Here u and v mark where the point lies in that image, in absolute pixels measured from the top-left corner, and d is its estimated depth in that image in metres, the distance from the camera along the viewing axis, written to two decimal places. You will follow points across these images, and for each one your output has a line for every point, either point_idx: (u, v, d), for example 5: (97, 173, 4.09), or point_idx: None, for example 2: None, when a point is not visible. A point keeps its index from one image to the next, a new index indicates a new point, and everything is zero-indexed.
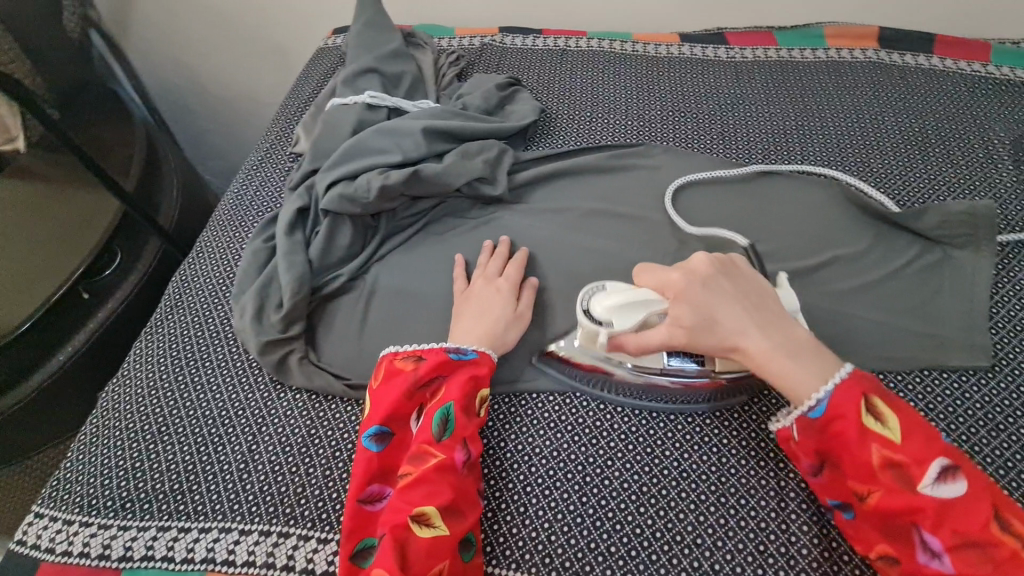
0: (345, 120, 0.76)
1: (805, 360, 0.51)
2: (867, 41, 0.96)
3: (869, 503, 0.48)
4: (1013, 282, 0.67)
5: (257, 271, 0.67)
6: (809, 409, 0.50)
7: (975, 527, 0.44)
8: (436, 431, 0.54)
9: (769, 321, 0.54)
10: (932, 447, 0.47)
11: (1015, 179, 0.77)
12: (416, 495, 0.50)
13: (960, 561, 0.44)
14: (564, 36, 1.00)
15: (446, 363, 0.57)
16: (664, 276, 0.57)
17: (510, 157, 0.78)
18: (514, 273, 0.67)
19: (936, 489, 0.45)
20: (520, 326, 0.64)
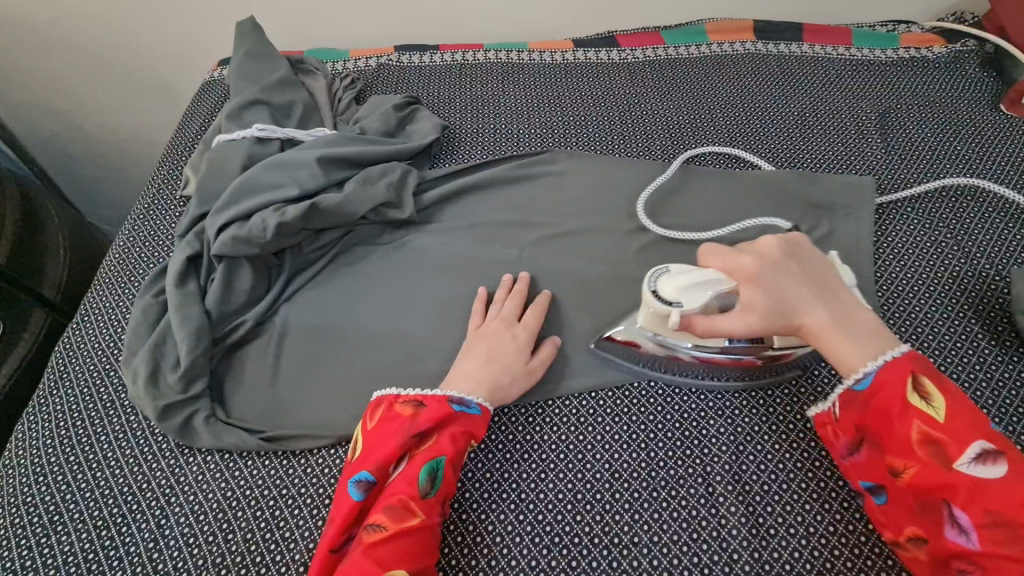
0: (233, 157, 0.72)
1: (867, 336, 0.52)
2: (744, 34, 1.02)
3: (903, 479, 0.48)
4: (890, 245, 0.73)
5: (149, 330, 0.62)
6: (855, 381, 0.51)
7: (1010, 509, 0.44)
8: (424, 487, 0.51)
9: (835, 300, 0.53)
10: (973, 428, 0.47)
11: (885, 150, 0.83)
12: (389, 556, 0.47)
13: (989, 538, 0.44)
14: (460, 49, 1.00)
15: (448, 414, 0.55)
16: (732, 262, 0.54)
17: (415, 178, 0.76)
18: (532, 321, 0.65)
19: (972, 467, 0.46)
20: (528, 382, 0.61)
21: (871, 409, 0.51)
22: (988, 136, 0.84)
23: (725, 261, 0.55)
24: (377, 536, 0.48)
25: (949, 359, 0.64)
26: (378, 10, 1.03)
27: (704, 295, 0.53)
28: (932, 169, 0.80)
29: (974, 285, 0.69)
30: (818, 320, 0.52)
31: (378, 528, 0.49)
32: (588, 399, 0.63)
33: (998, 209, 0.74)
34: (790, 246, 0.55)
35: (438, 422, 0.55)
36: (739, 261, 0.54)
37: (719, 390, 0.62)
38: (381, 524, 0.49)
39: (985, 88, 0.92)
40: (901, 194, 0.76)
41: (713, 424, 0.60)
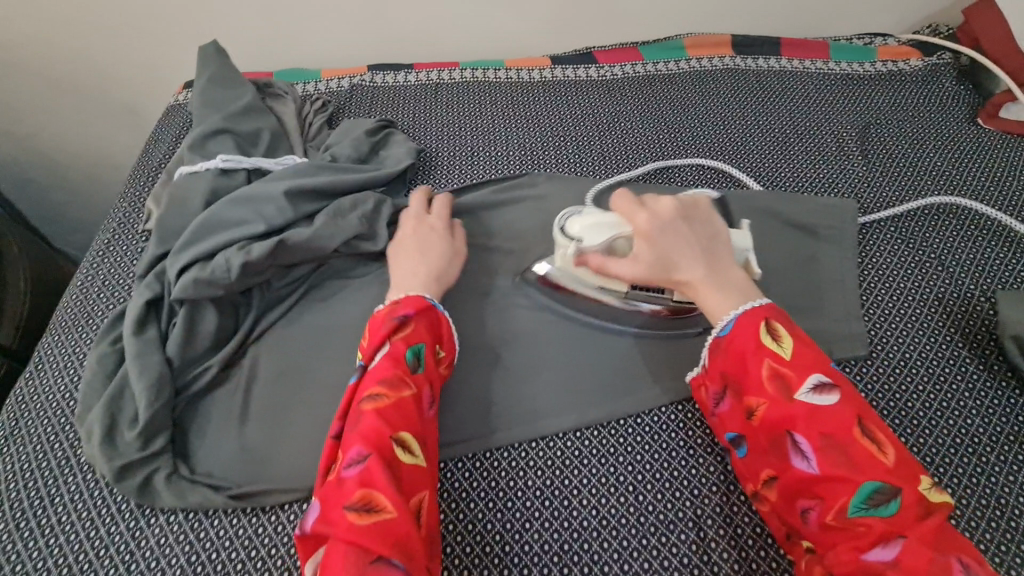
0: (196, 190, 0.69)
1: (735, 292, 0.56)
2: (723, 49, 1.01)
3: (756, 416, 0.51)
4: (874, 266, 0.72)
5: (106, 381, 0.59)
6: (719, 327, 0.55)
7: (840, 431, 0.47)
8: (412, 365, 0.54)
9: (711, 261, 0.58)
10: (815, 362, 0.50)
11: (867, 167, 0.83)
12: (395, 420, 0.50)
13: (826, 460, 0.46)
14: (435, 69, 0.98)
15: (422, 305, 0.58)
16: (631, 214, 0.59)
17: (389, 207, 0.72)
18: (442, 213, 0.71)
19: (810, 396, 0.49)
20: (459, 261, 0.68)
21: (729, 353, 0.54)
22: (966, 150, 0.84)
23: (625, 214, 0.59)
24: (378, 404, 0.50)
25: (939, 385, 0.62)
26: (349, 28, 1.00)
27: (603, 234, 0.59)
28: (913, 185, 0.79)
29: (960, 306, 0.68)
30: (692, 275, 0.57)
31: (377, 399, 0.51)
32: (573, 439, 0.60)
33: (980, 228, 0.74)
34: (686, 207, 0.60)
35: (414, 310, 0.57)
36: (637, 216, 0.58)
37: (707, 426, 0.61)
38: (380, 395, 0.51)
39: (962, 101, 0.92)
40: (883, 213, 0.76)
41: (701, 462, 0.58)
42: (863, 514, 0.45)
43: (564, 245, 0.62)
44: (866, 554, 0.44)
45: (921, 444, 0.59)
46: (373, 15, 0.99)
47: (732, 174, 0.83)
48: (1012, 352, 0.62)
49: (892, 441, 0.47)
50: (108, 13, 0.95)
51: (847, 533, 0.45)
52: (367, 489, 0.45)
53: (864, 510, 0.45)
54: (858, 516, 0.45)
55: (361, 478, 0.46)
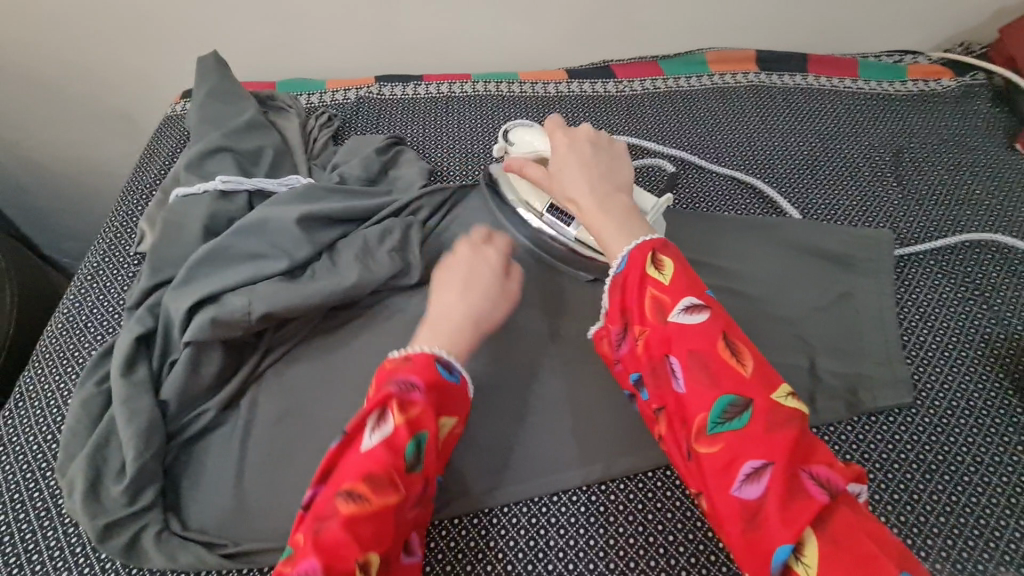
0: (192, 215, 0.64)
1: (619, 218, 0.54)
2: (747, 64, 0.97)
3: (641, 347, 0.49)
4: (914, 302, 0.67)
5: (91, 426, 0.54)
6: (614, 263, 0.52)
7: (707, 351, 0.45)
8: (408, 461, 0.45)
9: (607, 187, 0.57)
10: (687, 285, 0.48)
11: (901, 194, 0.79)
12: (367, 535, 0.42)
13: (693, 381, 0.45)
14: (447, 81, 0.93)
15: (432, 372, 0.49)
16: (556, 130, 0.63)
17: (417, 231, 0.69)
18: (501, 249, 0.66)
19: (682, 319, 0.47)
20: (504, 305, 0.63)
21: (618, 287, 0.51)
22: (1004, 179, 0.80)
23: (536, 146, 0.62)
24: (355, 509, 0.42)
25: (987, 437, 0.58)
26: (355, 37, 0.96)
27: None
28: (952, 216, 0.75)
29: (1006, 349, 0.64)
30: (582, 194, 0.56)
31: (355, 500, 0.42)
32: (598, 492, 0.56)
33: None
34: (593, 141, 0.61)
35: (421, 379, 0.48)
36: (557, 133, 0.62)
37: None
38: (359, 496, 0.43)
39: (998, 124, 0.88)
40: (922, 245, 0.71)
41: None
42: (722, 430, 0.43)
43: (501, 146, 0.69)
44: (734, 484, 0.42)
45: (972, 504, 0.55)
46: (380, 24, 0.94)
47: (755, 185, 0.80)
48: None
49: (754, 355, 0.46)
50: (100, 15, 0.90)
51: (708, 453, 0.43)
52: None
53: (720, 425, 0.43)
54: (717, 433, 0.43)
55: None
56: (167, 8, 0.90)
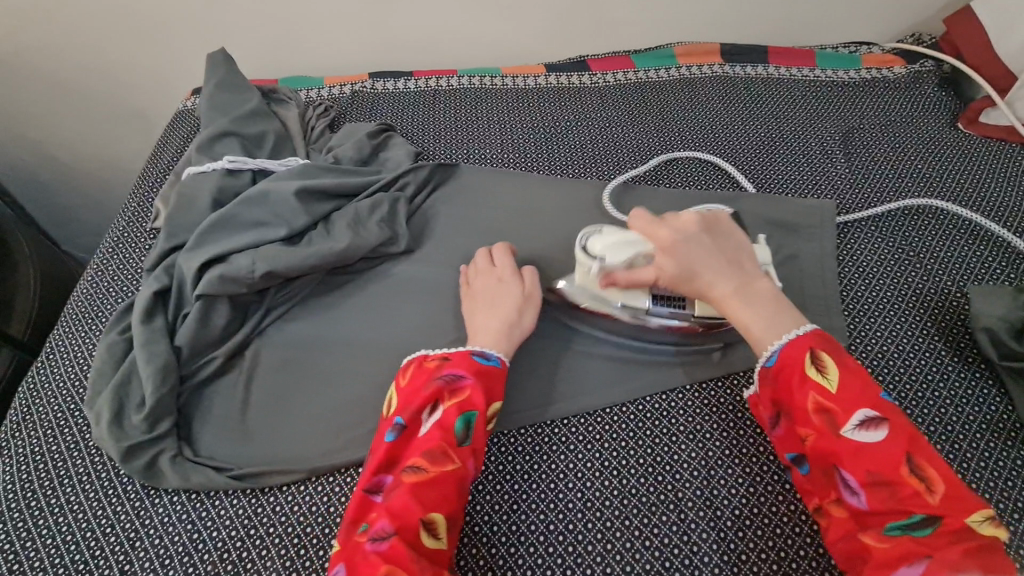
0: (202, 190, 0.72)
1: (767, 310, 0.56)
2: (712, 56, 1.04)
3: (807, 445, 0.52)
4: (854, 262, 0.74)
5: (114, 368, 0.62)
6: (766, 358, 0.55)
7: (887, 467, 0.47)
8: (458, 436, 0.53)
9: (739, 274, 0.58)
10: (863, 397, 0.50)
11: (848, 169, 0.85)
12: (432, 498, 0.49)
13: (874, 494, 0.48)
14: (434, 75, 1.01)
15: (471, 364, 0.58)
16: (652, 229, 0.59)
17: (404, 205, 0.77)
18: (504, 262, 0.69)
19: (856, 432, 0.49)
20: (532, 308, 0.66)
21: (778, 386, 0.54)
22: (944, 155, 0.86)
23: (647, 231, 0.59)
24: (418, 478, 0.50)
25: (914, 376, 0.65)
26: (351, 37, 1.04)
27: (626, 251, 0.60)
28: (894, 187, 0.82)
29: (937, 301, 0.70)
30: (722, 287, 0.57)
31: (419, 471, 0.51)
32: (561, 426, 0.63)
33: (958, 227, 0.77)
34: (710, 223, 0.60)
35: (465, 372, 0.57)
36: (658, 232, 0.58)
37: (690, 413, 0.63)
38: (419, 467, 0.51)
39: (944, 108, 0.95)
40: (863, 213, 0.78)
41: (683, 447, 0.61)
42: (900, 536, 0.46)
43: (586, 262, 0.63)
44: (894, 574, 0.45)
45: None
46: (373, 25, 1.02)
47: (708, 161, 0.88)
48: (984, 344, 0.63)
49: (942, 473, 0.47)
50: (118, 19, 0.99)
51: (878, 546, 0.47)
52: (391, 566, 0.45)
53: (899, 529, 0.46)
54: (894, 536, 0.46)
55: (386, 553, 0.46)
56: (178, 12, 0.99)
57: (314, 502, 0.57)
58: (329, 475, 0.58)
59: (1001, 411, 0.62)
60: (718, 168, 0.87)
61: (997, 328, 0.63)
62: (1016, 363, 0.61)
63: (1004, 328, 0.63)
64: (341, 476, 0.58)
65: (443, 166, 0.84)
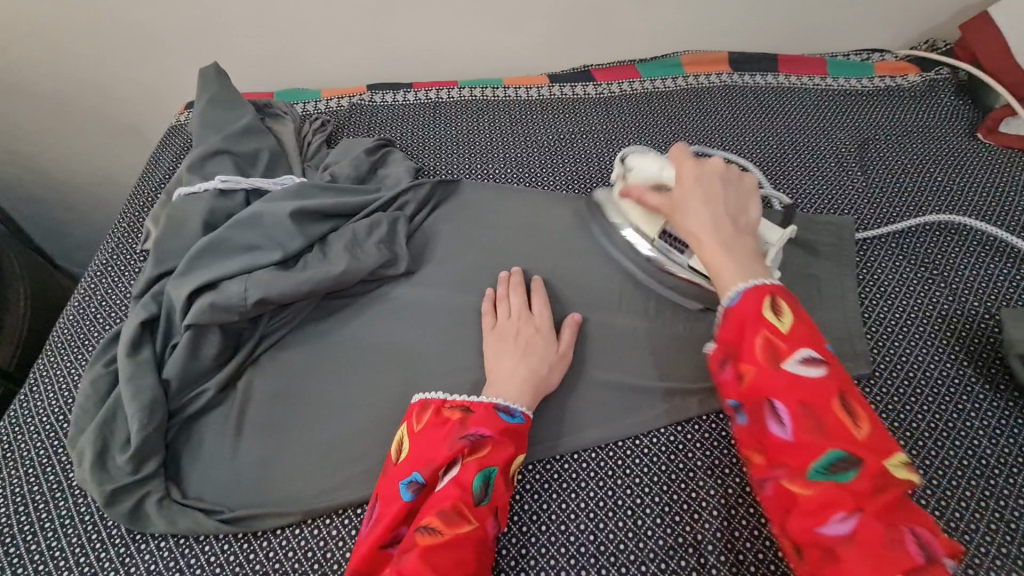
0: (193, 212, 0.69)
1: (744, 260, 0.53)
2: (720, 65, 1.01)
3: (741, 383, 0.48)
4: (875, 282, 0.71)
5: (99, 403, 0.58)
6: (726, 299, 0.51)
7: (822, 404, 0.44)
8: (477, 496, 0.50)
9: (730, 225, 0.56)
10: (808, 335, 0.47)
11: (865, 182, 0.82)
12: (446, 563, 0.46)
13: (803, 433, 0.44)
14: (434, 87, 0.98)
15: (496, 421, 0.54)
16: (681, 164, 0.62)
17: (404, 225, 0.74)
18: (542, 309, 0.67)
19: (798, 368, 0.46)
20: (565, 364, 0.63)
21: (725, 318, 0.50)
22: (965, 167, 0.83)
23: (675, 160, 0.64)
24: (432, 540, 0.47)
25: (944, 404, 0.61)
26: (348, 48, 1.01)
27: (651, 173, 0.67)
28: (914, 201, 0.79)
29: (964, 324, 0.67)
30: (708, 232, 0.55)
31: (433, 533, 0.47)
32: (571, 461, 0.60)
33: (982, 245, 0.73)
34: (731, 176, 0.60)
35: (490, 430, 0.53)
36: (683, 166, 0.62)
37: (707, 446, 0.60)
38: (434, 527, 0.48)
39: (962, 117, 0.92)
40: (883, 229, 0.75)
41: (700, 484, 0.57)
42: (824, 480, 0.43)
43: (620, 171, 0.71)
44: (822, 523, 0.43)
45: (926, 466, 0.57)
46: (371, 36, 1.00)
47: None
48: (1019, 372, 0.60)
49: (871, 416, 0.45)
50: (110, 32, 0.96)
51: (805, 494, 0.44)
52: None
53: (824, 475, 0.43)
54: (817, 481, 0.43)
55: None
56: (170, 23, 0.96)
57: (310, 548, 0.54)
58: (326, 516, 0.55)
59: None
60: None
61: None
62: None
63: None
64: (339, 518, 0.55)
65: (444, 182, 0.81)
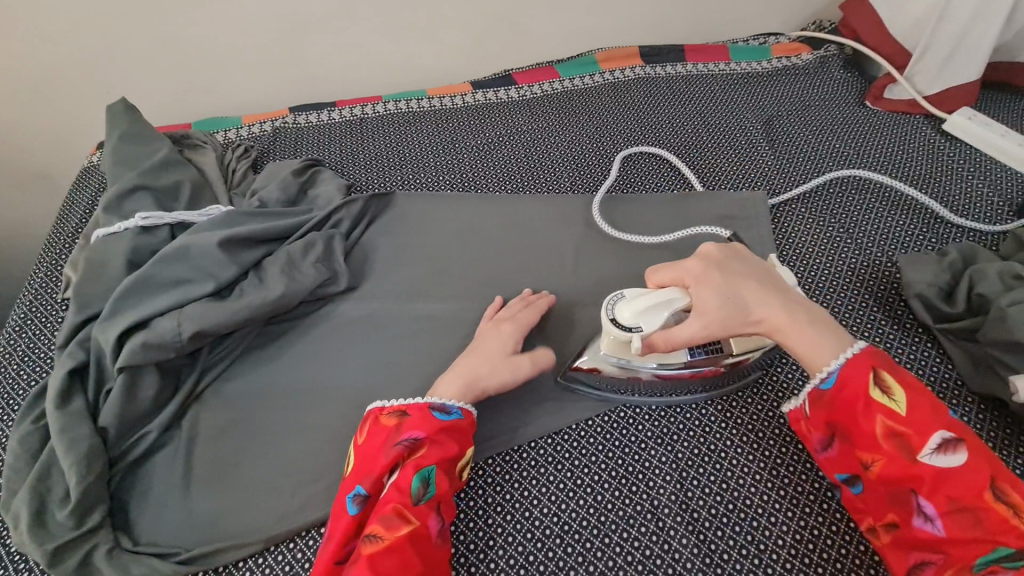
0: (115, 252, 0.67)
1: (818, 327, 0.53)
2: (632, 59, 1.06)
3: (873, 473, 0.49)
4: (791, 243, 0.77)
5: (31, 462, 0.55)
6: (820, 381, 0.52)
7: (968, 493, 0.45)
8: (414, 495, 0.51)
9: (787, 294, 0.55)
10: (934, 416, 0.48)
11: (773, 155, 0.89)
12: (389, 566, 0.47)
13: (954, 523, 0.45)
14: (358, 104, 0.98)
15: (431, 422, 0.55)
16: (678, 270, 0.57)
17: (340, 242, 0.74)
18: (521, 318, 0.67)
19: (934, 457, 0.47)
20: (509, 374, 0.61)
21: (835, 407, 0.52)
22: (858, 134, 0.91)
23: (675, 280, 0.56)
24: (375, 547, 0.48)
25: None
26: (267, 73, 1.00)
27: (662, 315, 0.55)
28: (817, 168, 0.86)
29: (871, 272, 0.73)
30: (774, 318, 0.54)
31: (375, 538, 0.48)
32: (529, 450, 0.62)
33: (880, 201, 0.81)
34: (731, 250, 0.58)
35: (424, 432, 0.54)
36: (683, 270, 0.57)
37: (656, 417, 0.63)
38: (376, 533, 0.49)
39: (851, 88, 1.00)
40: (792, 194, 0.82)
41: (652, 453, 0.60)
42: (992, 574, 0.43)
43: (621, 335, 0.56)
44: None
45: None
46: (286, 58, 0.99)
47: (640, 162, 0.89)
48: (919, 310, 0.66)
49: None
50: (6, 78, 0.91)
51: None
52: None
53: (991, 570, 0.43)
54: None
55: None
56: (70, 61, 0.92)
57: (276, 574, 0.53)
58: (290, 541, 0.55)
59: (947, 370, 0.64)
60: (651, 167, 0.89)
61: (928, 293, 0.66)
62: (951, 324, 0.64)
63: (934, 293, 0.66)
64: (303, 540, 0.55)
65: (377, 196, 0.82)
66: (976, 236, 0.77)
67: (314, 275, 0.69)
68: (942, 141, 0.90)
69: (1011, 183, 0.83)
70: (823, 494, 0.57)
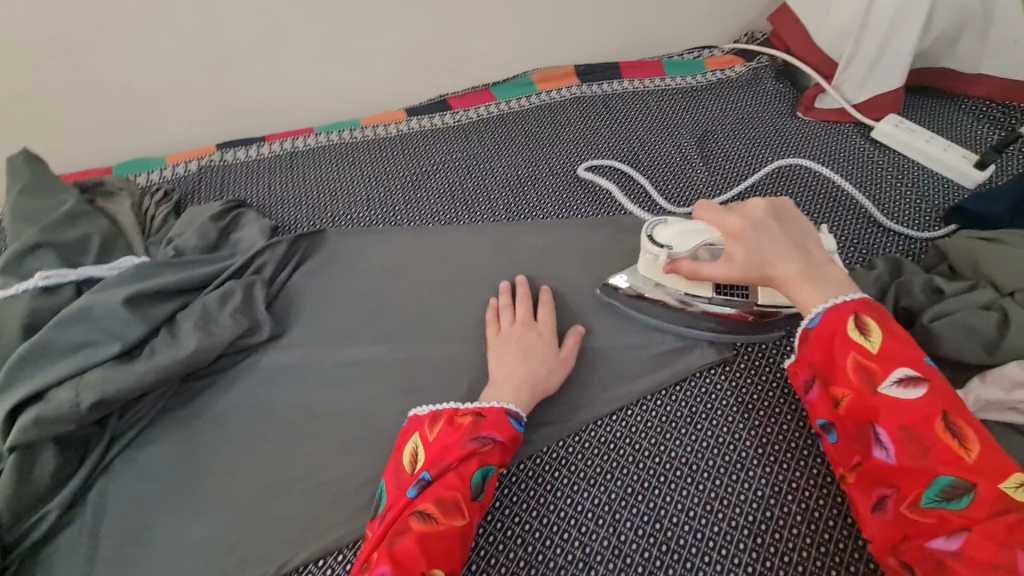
0: (14, 317, 0.63)
1: (832, 286, 0.52)
2: (568, 78, 1.05)
3: (840, 408, 0.49)
4: None
5: None
6: (809, 320, 0.51)
7: (919, 421, 0.44)
8: (474, 489, 0.52)
9: (811, 257, 0.53)
10: (904, 353, 0.47)
11: (707, 173, 0.88)
12: (438, 551, 0.48)
13: (904, 450, 0.45)
14: (289, 138, 0.95)
15: (508, 426, 0.56)
16: (720, 220, 0.57)
17: (261, 289, 0.71)
18: (547, 320, 0.68)
19: (894, 389, 0.46)
20: (566, 370, 0.64)
21: (810, 341, 0.51)
22: (789, 146, 0.92)
23: (713, 220, 0.57)
24: (428, 526, 0.49)
25: None
26: (193, 111, 0.97)
27: (693, 241, 0.61)
28: (750, 183, 0.86)
29: None
30: (792, 274, 0.52)
31: (428, 519, 0.49)
32: None
33: (815, 211, 0.81)
34: (777, 209, 0.56)
35: (500, 435, 0.55)
36: (726, 220, 0.56)
37: (588, 456, 0.61)
38: (431, 516, 0.50)
39: (784, 99, 1.01)
40: None
41: (584, 497, 0.58)
42: (936, 506, 0.43)
43: (653, 251, 0.64)
44: (933, 536, 0.43)
45: (789, 431, 0.61)
46: (209, 94, 0.95)
47: (576, 188, 0.88)
48: None
49: (985, 435, 0.43)
50: None
51: (916, 519, 0.44)
52: None
53: (937, 502, 0.43)
54: (932, 509, 0.43)
55: None
56: None
57: None
58: None
59: None
60: (587, 190, 0.88)
61: None
62: None
63: None
64: None
65: (304, 237, 0.79)
66: (905, 245, 0.77)
67: (228, 328, 0.66)
68: (872, 149, 0.91)
69: (937, 189, 0.84)
70: (758, 528, 0.55)
